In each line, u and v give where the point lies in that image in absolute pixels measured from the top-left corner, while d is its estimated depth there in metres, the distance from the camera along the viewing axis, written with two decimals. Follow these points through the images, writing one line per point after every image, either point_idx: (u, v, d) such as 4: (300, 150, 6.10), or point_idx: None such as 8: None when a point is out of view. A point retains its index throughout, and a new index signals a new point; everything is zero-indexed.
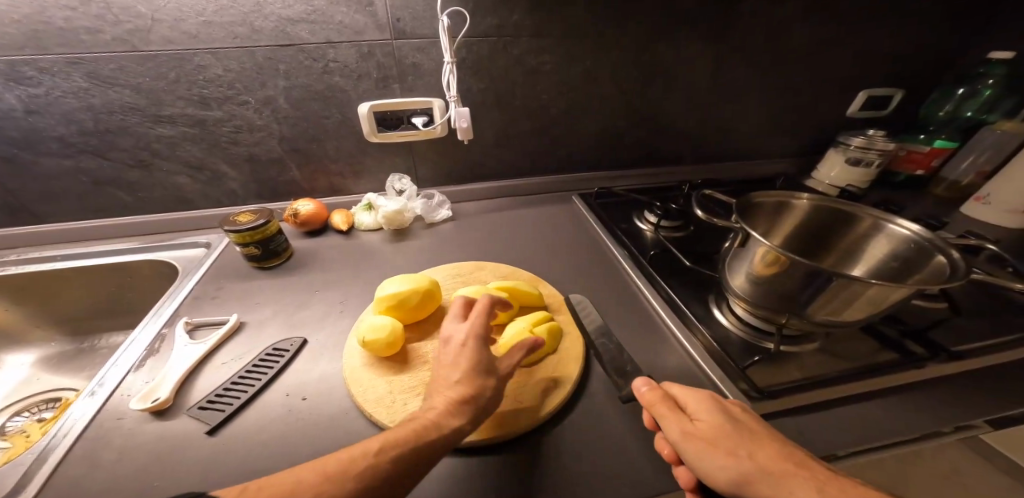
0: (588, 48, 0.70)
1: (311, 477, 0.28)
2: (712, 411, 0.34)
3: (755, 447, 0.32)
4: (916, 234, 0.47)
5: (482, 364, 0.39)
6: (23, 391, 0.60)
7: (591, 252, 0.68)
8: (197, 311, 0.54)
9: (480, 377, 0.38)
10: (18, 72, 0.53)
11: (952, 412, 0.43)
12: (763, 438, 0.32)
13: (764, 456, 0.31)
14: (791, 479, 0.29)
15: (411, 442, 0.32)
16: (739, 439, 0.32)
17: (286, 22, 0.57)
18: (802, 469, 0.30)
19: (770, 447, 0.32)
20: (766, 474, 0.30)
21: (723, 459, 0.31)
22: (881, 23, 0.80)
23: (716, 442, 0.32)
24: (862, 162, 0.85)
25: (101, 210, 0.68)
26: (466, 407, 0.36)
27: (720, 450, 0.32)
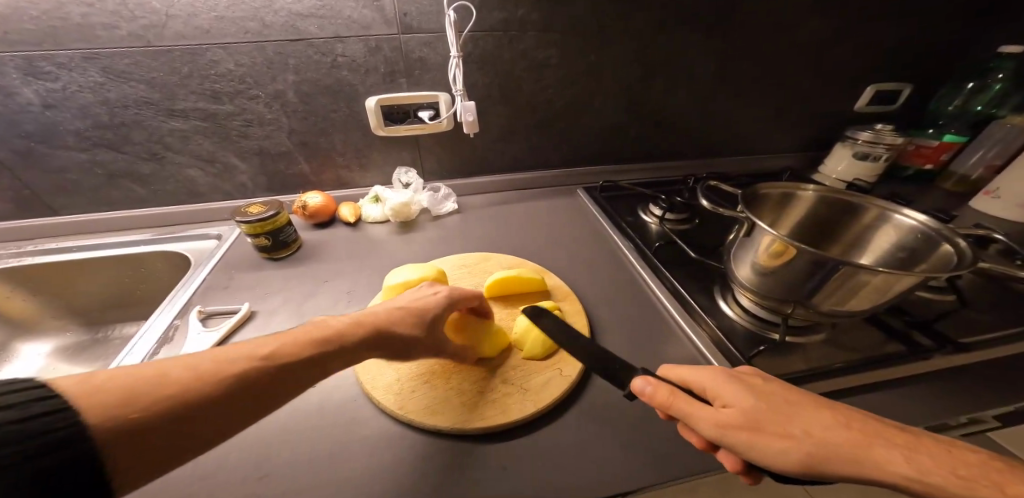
0: (593, 43, 0.71)
1: (207, 365, 0.28)
2: (741, 391, 0.30)
3: (805, 419, 0.28)
4: (923, 224, 0.47)
5: (432, 317, 0.41)
6: (40, 380, 0.62)
7: (596, 244, 0.69)
8: (209, 301, 0.55)
9: (421, 323, 0.40)
10: (36, 67, 0.54)
11: (957, 403, 0.43)
12: (809, 407, 0.29)
13: (821, 428, 0.27)
14: (864, 445, 0.26)
15: (325, 345, 0.34)
16: (785, 416, 0.28)
17: (296, 17, 0.57)
18: (871, 433, 0.27)
19: (823, 415, 0.28)
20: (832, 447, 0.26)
21: (781, 443, 0.27)
22: (890, 16, 0.79)
23: (762, 427, 0.28)
24: (869, 157, 0.84)
25: (114, 202, 0.69)
26: (382, 327, 0.38)
27: (772, 434, 0.28)
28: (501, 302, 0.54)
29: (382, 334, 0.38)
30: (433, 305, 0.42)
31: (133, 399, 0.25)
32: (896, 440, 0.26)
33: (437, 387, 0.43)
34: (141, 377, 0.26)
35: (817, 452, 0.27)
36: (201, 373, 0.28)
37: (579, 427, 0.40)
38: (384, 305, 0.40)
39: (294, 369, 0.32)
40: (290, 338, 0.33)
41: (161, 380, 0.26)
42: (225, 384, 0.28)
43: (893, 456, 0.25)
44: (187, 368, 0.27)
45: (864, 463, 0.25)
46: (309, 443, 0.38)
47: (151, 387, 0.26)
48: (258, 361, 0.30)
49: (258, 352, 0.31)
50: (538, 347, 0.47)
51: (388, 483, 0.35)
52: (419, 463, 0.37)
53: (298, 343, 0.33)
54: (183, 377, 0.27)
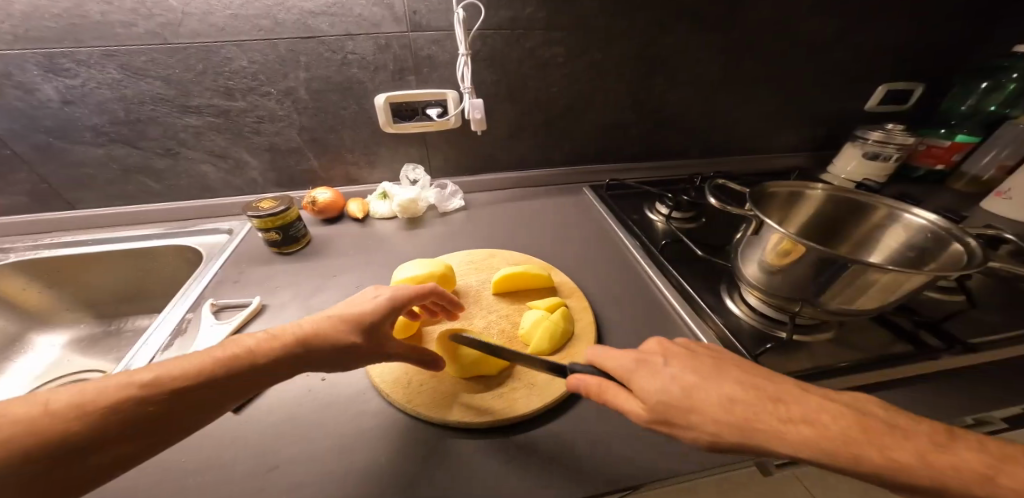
0: (600, 41, 0.71)
1: (67, 399, 0.26)
2: (653, 383, 0.33)
3: (703, 406, 0.31)
4: (933, 224, 0.46)
5: (369, 326, 0.37)
6: (56, 371, 0.62)
7: (602, 242, 0.69)
8: (221, 295, 0.56)
9: (355, 332, 0.37)
10: (56, 64, 0.56)
11: (965, 402, 0.43)
12: (710, 384, 0.32)
13: (721, 403, 0.31)
14: (755, 415, 0.29)
15: (223, 366, 0.31)
16: (688, 404, 0.31)
17: (307, 15, 0.58)
18: (758, 414, 0.30)
19: (722, 391, 0.31)
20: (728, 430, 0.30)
21: (692, 421, 0.31)
22: (902, 14, 0.79)
23: (669, 415, 0.31)
24: (880, 157, 0.83)
25: (129, 197, 0.71)
26: (301, 342, 0.34)
27: (677, 422, 0.31)
28: (508, 298, 0.55)
29: (305, 348, 0.34)
30: (373, 309, 0.38)
31: None
32: (782, 406, 0.30)
33: (444, 381, 0.43)
34: None
35: (721, 426, 0.30)
36: (58, 410, 0.25)
37: (586, 422, 0.40)
38: (316, 315, 0.37)
39: (176, 395, 0.28)
40: (183, 357, 0.30)
41: (3, 420, 0.24)
42: (85, 423, 0.26)
43: (781, 422, 0.29)
44: (35, 404, 0.25)
45: (753, 442, 0.29)
46: (319, 434, 0.39)
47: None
48: (132, 393, 0.27)
49: (136, 378, 0.28)
50: (547, 339, 0.47)
51: (398, 473, 0.36)
52: (428, 454, 0.37)
53: (188, 363, 0.30)
54: (28, 416, 0.25)
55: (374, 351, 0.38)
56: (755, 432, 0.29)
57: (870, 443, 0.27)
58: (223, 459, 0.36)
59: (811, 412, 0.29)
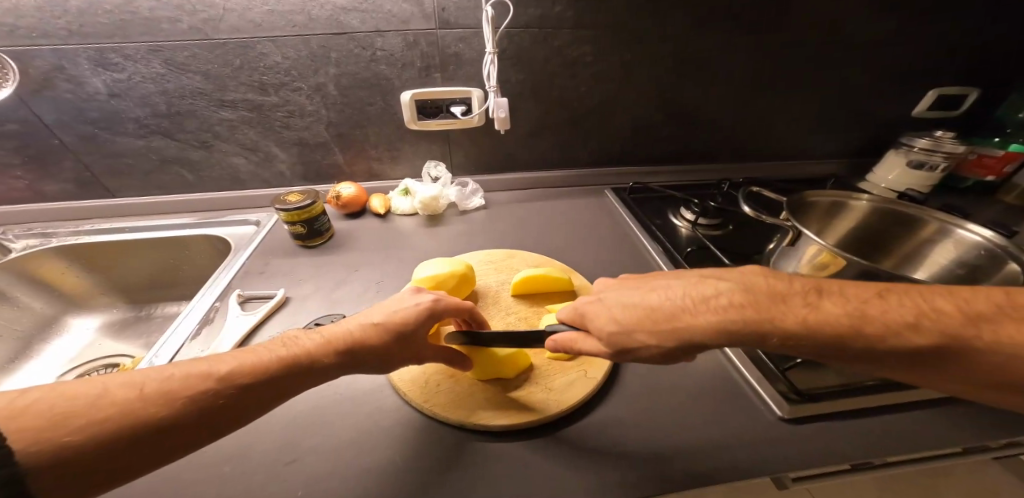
0: (631, 40, 0.69)
1: (155, 385, 0.27)
2: (596, 321, 0.36)
3: (638, 325, 0.34)
4: (989, 241, 0.43)
5: (408, 335, 0.38)
6: (87, 353, 0.65)
7: (623, 246, 0.68)
8: (248, 285, 0.57)
9: (396, 342, 0.37)
10: (106, 58, 0.58)
11: (1010, 428, 0.40)
12: (650, 296, 0.35)
13: (657, 309, 0.34)
14: (685, 312, 0.33)
15: (288, 365, 0.32)
16: (628, 328, 0.34)
17: (340, 11, 0.59)
18: (682, 317, 0.32)
19: (660, 300, 0.34)
20: (669, 338, 0.32)
21: (638, 336, 0.34)
22: (957, 14, 0.74)
23: (623, 342, 0.34)
24: (925, 166, 0.79)
25: (165, 187, 0.74)
26: (350, 347, 0.35)
27: (631, 346, 0.34)
28: (527, 300, 0.54)
29: (352, 355, 0.35)
30: (411, 319, 0.38)
31: (66, 422, 0.24)
32: (704, 299, 0.33)
33: (461, 382, 0.43)
34: (83, 399, 0.25)
35: (657, 328, 0.33)
36: (146, 394, 0.27)
37: (605, 429, 0.39)
38: (361, 320, 0.38)
39: (246, 392, 0.30)
40: (255, 354, 0.32)
41: (101, 401, 0.25)
42: (171, 408, 0.27)
43: (702, 312, 0.32)
44: (131, 389, 0.27)
45: (694, 340, 0.31)
46: (337, 427, 0.39)
47: (84, 413, 0.25)
48: (214, 381, 0.29)
49: (215, 370, 0.29)
50: None
51: (412, 467, 0.36)
52: (441, 448, 0.38)
53: (257, 359, 0.31)
54: (125, 399, 0.26)
55: (409, 359, 0.38)
56: (683, 327, 0.32)
57: (783, 314, 0.29)
58: (245, 448, 0.37)
59: (728, 296, 0.32)
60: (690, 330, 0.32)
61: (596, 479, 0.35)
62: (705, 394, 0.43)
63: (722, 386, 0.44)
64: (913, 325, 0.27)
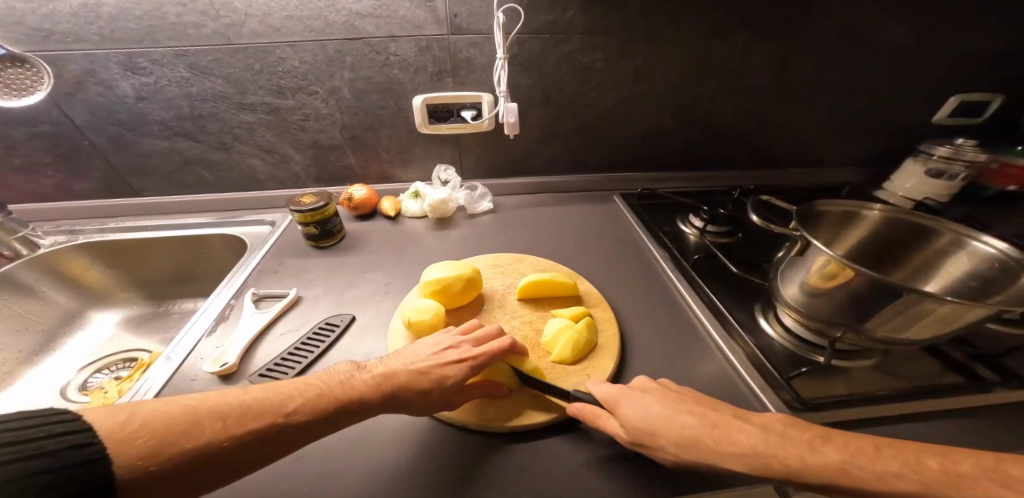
0: (642, 46, 0.69)
1: (236, 413, 0.29)
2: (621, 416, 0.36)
3: (661, 434, 0.33)
4: (1004, 252, 0.42)
5: (451, 383, 0.38)
6: (106, 347, 0.67)
7: (630, 252, 0.68)
8: (262, 285, 0.59)
9: (437, 388, 0.37)
10: (135, 63, 0.61)
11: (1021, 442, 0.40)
12: (666, 415, 0.34)
13: (676, 437, 0.33)
14: (708, 436, 0.32)
15: (340, 405, 0.33)
16: (655, 434, 0.34)
17: (356, 17, 0.60)
18: (704, 439, 0.32)
19: (678, 423, 0.33)
20: (688, 452, 0.32)
21: (658, 444, 0.33)
22: (981, 18, 0.72)
23: (640, 442, 0.34)
24: (944, 175, 0.77)
25: (186, 186, 0.76)
26: (397, 391, 0.36)
27: (650, 447, 0.34)
28: (533, 304, 0.54)
29: (397, 399, 0.36)
30: (453, 364, 0.39)
31: (162, 448, 0.26)
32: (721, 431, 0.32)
33: None
34: (179, 423, 0.27)
35: (677, 446, 0.33)
36: (228, 423, 0.29)
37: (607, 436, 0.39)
38: (408, 363, 0.39)
39: (305, 426, 0.31)
40: (316, 389, 0.34)
41: (194, 427, 0.28)
42: (244, 438, 0.29)
43: (725, 441, 0.31)
44: (218, 418, 0.29)
45: (709, 458, 0.31)
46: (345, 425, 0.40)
47: (179, 436, 0.27)
48: (280, 418, 0.31)
49: (283, 407, 0.31)
50: (571, 354, 0.46)
51: (416, 464, 0.37)
52: (444, 445, 0.38)
53: (318, 398, 0.33)
54: (212, 428, 0.28)
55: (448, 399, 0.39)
56: (705, 449, 0.32)
57: (785, 452, 0.30)
58: None
59: (748, 439, 0.31)
60: (710, 456, 0.31)
61: (600, 483, 0.35)
62: None
63: (724, 395, 0.44)
64: (897, 475, 0.27)
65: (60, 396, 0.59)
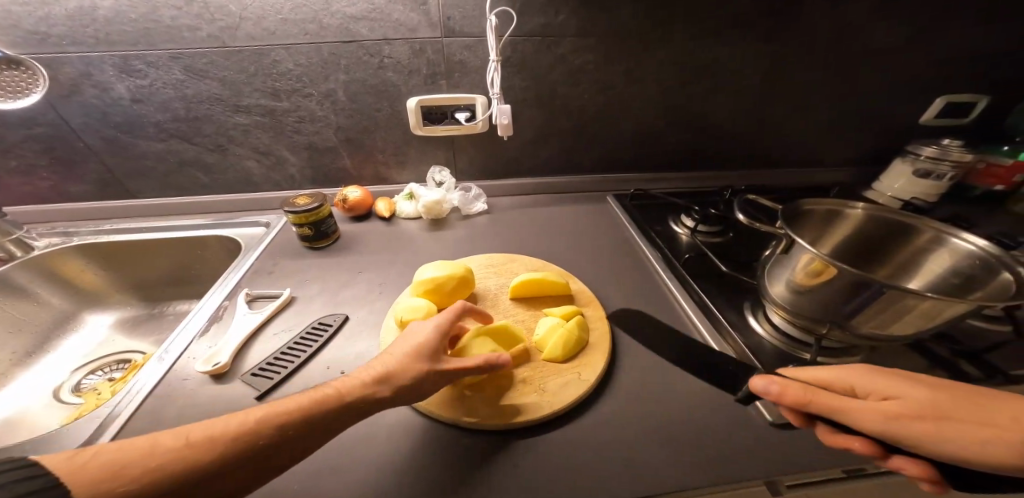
0: (633, 49, 0.70)
1: (200, 429, 0.28)
2: (901, 387, 0.31)
3: (970, 409, 0.29)
4: (984, 250, 0.43)
5: (429, 349, 0.39)
6: (101, 349, 0.68)
7: (622, 252, 0.68)
8: (256, 285, 0.59)
9: (418, 357, 0.38)
10: (130, 65, 0.61)
11: None
12: (892, 386, 0.31)
13: (911, 412, 0.29)
14: (950, 410, 0.29)
15: (317, 403, 0.32)
16: (952, 406, 0.29)
17: (350, 20, 0.61)
18: (1009, 412, 0.29)
19: (908, 396, 0.30)
20: (1001, 430, 0.28)
21: (956, 416, 0.29)
22: (965, 20, 0.73)
23: (932, 417, 0.29)
24: (931, 175, 0.78)
25: (182, 188, 0.77)
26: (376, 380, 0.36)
27: (947, 425, 0.29)
28: (525, 304, 0.55)
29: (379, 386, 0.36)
30: (424, 335, 0.40)
31: (121, 471, 0.24)
32: (954, 402, 0.30)
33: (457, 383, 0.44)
34: (138, 446, 0.26)
35: (988, 420, 0.28)
36: (193, 439, 0.27)
37: (596, 433, 0.40)
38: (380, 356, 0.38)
39: (295, 429, 0.31)
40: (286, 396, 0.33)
41: (156, 447, 0.26)
42: (216, 447, 0.27)
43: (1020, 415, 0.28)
44: (179, 435, 0.27)
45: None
46: None
47: (140, 458, 0.25)
48: (252, 425, 0.29)
49: (252, 414, 0.30)
50: (561, 352, 0.46)
51: (407, 461, 0.37)
52: (435, 442, 0.39)
53: (289, 401, 0.32)
54: (174, 442, 0.27)
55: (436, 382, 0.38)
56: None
57: None
58: None
59: (997, 416, 0.29)
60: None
61: (589, 476, 0.36)
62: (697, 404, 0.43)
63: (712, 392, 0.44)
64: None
65: (53, 397, 0.59)
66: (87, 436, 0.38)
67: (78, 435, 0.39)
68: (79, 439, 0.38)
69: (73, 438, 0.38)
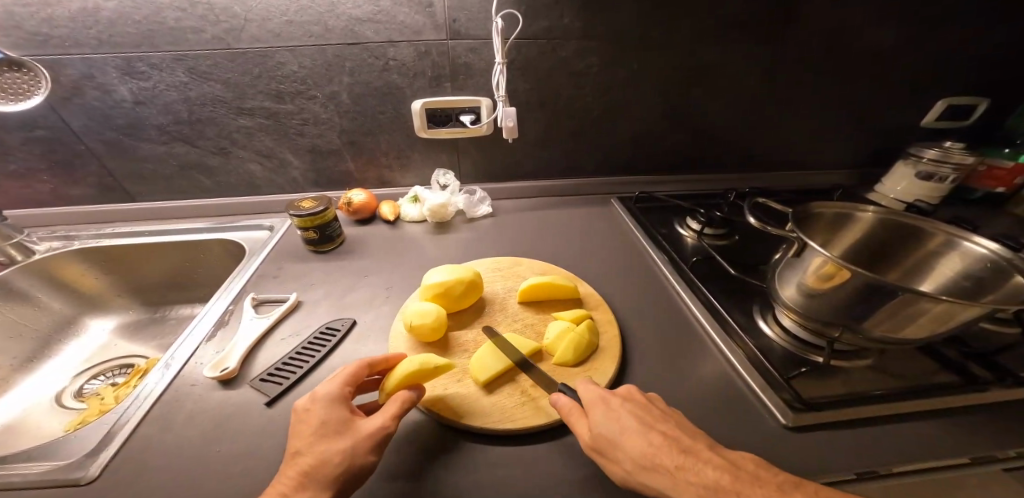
0: (638, 52, 0.70)
1: None
2: (602, 424, 0.35)
3: (631, 452, 0.33)
4: (995, 253, 0.43)
5: (331, 424, 0.34)
6: (102, 353, 0.67)
7: (629, 255, 0.68)
8: (261, 290, 0.58)
9: (328, 439, 0.33)
10: (133, 67, 0.61)
11: (1016, 438, 0.41)
12: (592, 417, 0.36)
13: (588, 441, 0.35)
14: (608, 450, 0.34)
15: None
16: (616, 446, 0.33)
17: (355, 22, 0.61)
18: (662, 464, 0.32)
19: (592, 428, 0.35)
20: (642, 477, 0.32)
21: (614, 457, 0.33)
22: (967, 23, 0.74)
23: (599, 451, 0.34)
24: (934, 177, 0.78)
25: (185, 192, 0.76)
26: (310, 477, 0.31)
27: (606, 458, 0.34)
28: (534, 308, 0.55)
29: (320, 472, 0.31)
30: (314, 416, 0.35)
31: None
32: (614, 442, 0.33)
33: (469, 387, 0.43)
34: None
35: (632, 468, 0.32)
36: None
37: None
38: (297, 448, 0.33)
39: None
40: None
41: None
42: None
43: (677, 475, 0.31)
44: None
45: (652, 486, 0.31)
46: None
47: None
48: None
49: None
50: (573, 356, 0.46)
51: (421, 466, 0.37)
52: (447, 447, 0.38)
53: None
54: None
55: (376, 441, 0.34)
56: (656, 480, 0.31)
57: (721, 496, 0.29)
58: (257, 447, 0.38)
59: (636, 460, 0.32)
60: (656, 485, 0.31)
61: (604, 479, 0.36)
62: (707, 407, 0.43)
63: (725, 397, 0.44)
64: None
65: (55, 402, 0.58)
66: (97, 441, 0.38)
67: (87, 441, 0.38)
68: (89, 445, 0.38)
69: (81, 445, 0.38)
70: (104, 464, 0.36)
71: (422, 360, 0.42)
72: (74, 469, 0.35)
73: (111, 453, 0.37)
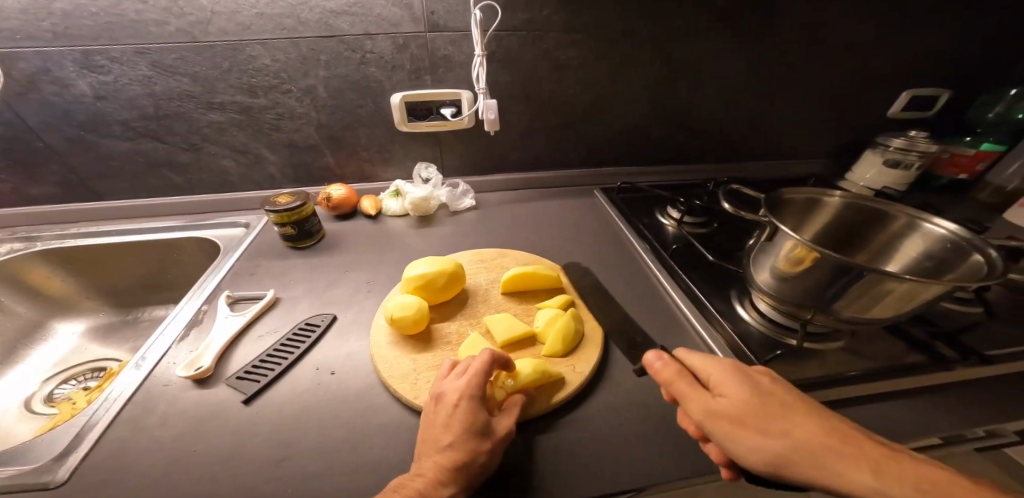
0: (616, 45, 0.71)
1: None
2: (740, 386, 0.33)
3: (789, 424, 0.30)
4: (954, 233, 0.45)
5: (477, 425, 0.35)
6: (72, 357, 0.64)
7: (612, 245, 0.69)
8: (237, 287, 0.57)
9: (474, 439, 0.34)
10: (91, 61, 0.58)
11: (979, 414, 0.43)
12: (723, 385, 0.34)
13: (728, 412, 0.32)
14: (758, 420, 0.31)
15: None
16: (769, 416, 0.31)
17: (329, 14, 0.59)
18: (838, 441, 0.29)
19: (729, 394, 0.33)
20: (805, 452, 0.29)
21: (769, 426, 0.31)
22: (933, 18, 0.76)
23: (744, 421, 0.31)
24: (900, 164, 0.81)
25: (154, 190, 0.73)
26: (461, 474, 0.32)
27: (754, 432, 0.31)
28: (517, 298, 0.55)
29: (465, 473, 0.32)
30: (462, 413, 0.36)
31: None
32: (767, 417, 0.31)
33: None
34: None
35: (791, 448, 0.29)
36: None
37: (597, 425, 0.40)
38: (448, 441, 0.34)
39: None
40: None
41: None
42: None
43: (852, 461, 0.28)
44: None
45: (827, 469, 0.28)
46: (325, 430, 0.38)
47: None
48: None
49: None
50: (557, 345, 0.46)
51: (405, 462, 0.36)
52: None
53: None
54: None
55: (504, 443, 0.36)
56: (827, 459, 0.28)
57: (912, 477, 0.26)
58: (235, 450, 0.37)
59: (796, 433, 0.30)
60: (830, 471, 0.28)
61: (589, 468, 0.36)
62: None
63: None
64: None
65: (23, 408, 0.56)
66: (65, 445, 0.37)
67: (54, 445, 0.37)
68: (57, 449, 0.36)
69: (48, 450, 0.36)
70: (74, 467, 0.35)
71: (537, 363, 0.42)
72: (42, 473, 0.34)
73: (80, 456, 0.36)
